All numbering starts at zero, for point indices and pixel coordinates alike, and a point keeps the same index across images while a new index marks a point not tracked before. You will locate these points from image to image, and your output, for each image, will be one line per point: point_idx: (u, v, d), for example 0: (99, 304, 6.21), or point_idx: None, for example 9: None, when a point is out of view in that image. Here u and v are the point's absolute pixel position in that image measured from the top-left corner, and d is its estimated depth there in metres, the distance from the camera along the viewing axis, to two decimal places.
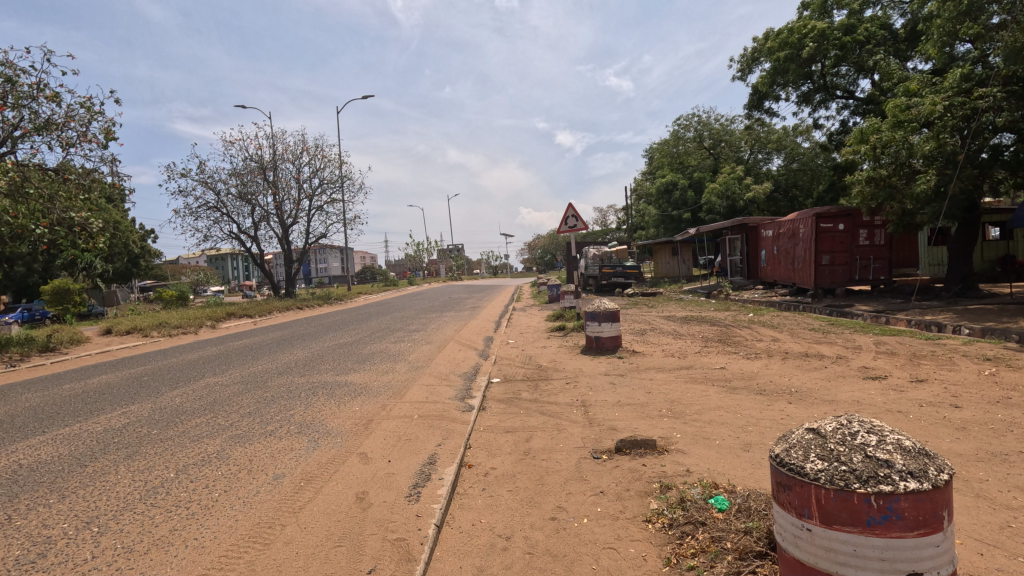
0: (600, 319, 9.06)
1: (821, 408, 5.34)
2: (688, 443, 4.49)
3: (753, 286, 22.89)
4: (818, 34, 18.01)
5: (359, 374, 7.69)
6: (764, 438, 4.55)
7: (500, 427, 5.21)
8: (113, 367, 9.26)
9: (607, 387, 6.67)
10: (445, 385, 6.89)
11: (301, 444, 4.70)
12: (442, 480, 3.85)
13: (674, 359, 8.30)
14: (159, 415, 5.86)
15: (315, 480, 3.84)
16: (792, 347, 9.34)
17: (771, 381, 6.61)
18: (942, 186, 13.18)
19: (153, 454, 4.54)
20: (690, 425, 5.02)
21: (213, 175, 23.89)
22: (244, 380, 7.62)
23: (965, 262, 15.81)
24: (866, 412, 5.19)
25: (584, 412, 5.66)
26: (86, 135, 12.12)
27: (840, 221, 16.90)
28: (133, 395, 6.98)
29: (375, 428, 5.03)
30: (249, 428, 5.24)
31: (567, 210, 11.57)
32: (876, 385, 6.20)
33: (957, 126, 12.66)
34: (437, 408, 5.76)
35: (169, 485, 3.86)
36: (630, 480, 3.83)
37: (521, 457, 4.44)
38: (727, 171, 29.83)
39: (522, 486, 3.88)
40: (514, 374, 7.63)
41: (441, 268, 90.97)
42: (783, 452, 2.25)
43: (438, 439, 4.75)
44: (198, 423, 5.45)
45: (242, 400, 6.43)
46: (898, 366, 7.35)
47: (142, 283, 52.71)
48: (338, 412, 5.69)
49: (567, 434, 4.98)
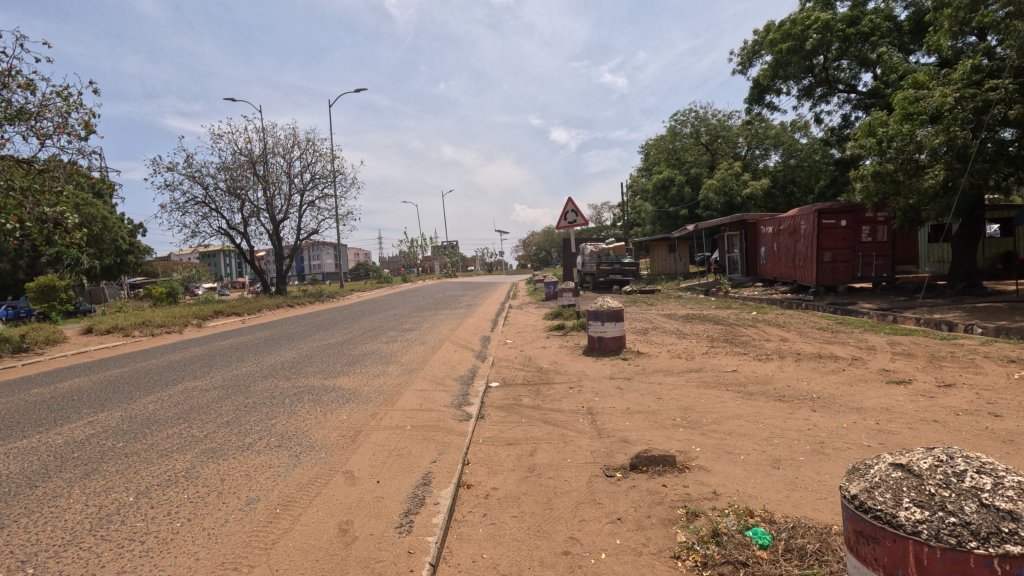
0: (603, 319, 8.61)
1: (850, 417, 4.91)
2: (710, 459, 4.06)
3: (753, 284, 22.48)
4: (821, 25, 17.60)
5: (348, 378, 7.19)
6: (793, 452, 4.12)
7: (500, 439, 4.75)
8: (88, 370, 8.75)
9: (614, 392, 6.22)
10: (440, 391, 6.42)
11: (282, 460, 4.23)
12: (438, 505, 3.38)
13: (682, 361, 7.87)
14: (128, 425, 5.36)
15: (293, 505, 3.38)
16: (804, 347, 8.93)
17: (789, 386, 6.17)
18: (950, 181, 12.81)
19: (113, 473, 4.06)
20: (709, 436, 4.59)
21: (201, 168, 23.20)
22: (226, 385, 7.11)
23: (969, 258, 15.49)
24: (900, 421, 4.75)
25: (592, 420, 5.21)
26: (64, 126, 11.50)
27: (843, 217, 16.51)
28: (105, 400, 6.49)
29: (363, 442, 4.56)
30: (224, 441, 4.76)
31: (565, 205, 11.13)
32: (903, 391, 5.80)
33: (966, 119, 12.20)
34: (432, 417, 5.29)
35: (126, 511, 3.39)
36: (651, 504, 3.39)
37: (525, 475, 3.98)
38: (725, 166, 29.42)
39: (529, 511, 3.42)
40: (513, 378, 7.18)
41: (435, 265, 90.26)
42: (869, 491, 1.80)
43: (432, 454, 4.28)
44: (169, 436, 4.96)
45: (220, 408, 5.93)
46: (920, 368, 6.94)
47: (130, 280, 51.65)
48: (323, 422, 5.21)
49: (575, 446, 4.55)
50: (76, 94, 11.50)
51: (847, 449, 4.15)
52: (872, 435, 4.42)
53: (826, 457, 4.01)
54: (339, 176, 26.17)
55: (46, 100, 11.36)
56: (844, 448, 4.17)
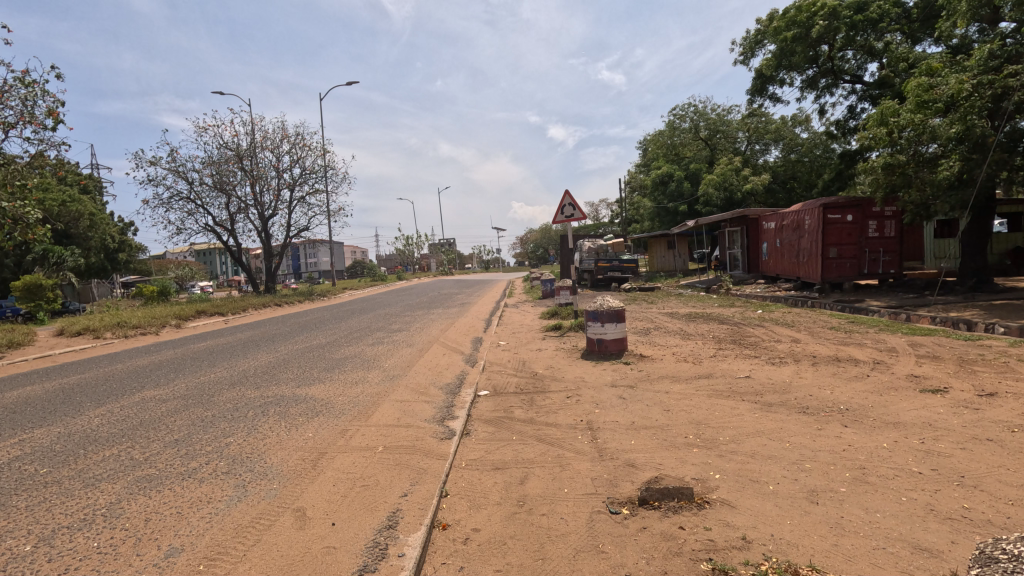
0: (603, 319, 7.97)
1: (888, 434, 4.25)
2: (732, 490, 3.42)
3: (755, 281, 21.80)
4: (827, 12, 16.93)
5: (322, 388, 6.49)
6: (831, 481, 3.46)
7: (486, 463, 4.09)
8: (46, 376, 8.04)
9: (617, 403, 5.54)
10: (422, 402, 5.74)
11: (225, 492, 3.55)
12: (404, 559, 2.72)
13: (690, 366, 7.20)
14: (61, 446, 4.68)
15: (221, 560, 2.72)
16: (819, 349, 8.29)
17: (811, 396, 5.51)
18: (966, 173, 12.12)
19: (18, 512, 3.38)
20: (728, 459, 3.94)
21: (185, 163, 22.33)
22: (187, 395, 6.43)
23: (979, 254, 14.83)
24: (947, 439, 4.11)
25: (591, 438, 4.55)
26: (26, 115, 10.75)
27: (849, 212, 15.90)
28: (49, 413, 5.80)
29: (325, 468, 3.90)
30: (165, 466, 4.10)
31: (562, 198, 10.45)
32: (941, 402, 5.14)
33: (984, 107, 11.49)
34: (409, 436, 4.62)
35: (14, 568, 2.72)
36: (667, 556, 2.75)
37: (513, 512, 3.32)
38: (725, 161, 28.72)
39: (516, 563, 2.76)
40: (505, 386, 6.48)
41: (431, 261, 88.97)
42: None
43: (404, 485, 3.61)
44: (104, 459, 4.29)
45: (171, 424, 5.23)
46: (952, 373, 6.31)
47: (123, 280, 50.61)
48: (284, 442, 4.54)
49: (573, 470, 3.91)
50: (40, 81, 10.72)
51: (895, 477, 3.49)
52: (920, 459, 3.76)
53: (871, 488, 3.35)
54: (329, 171, 25.40)
55: (9, 86, 10.63)
56: (891, 475, 3.51)
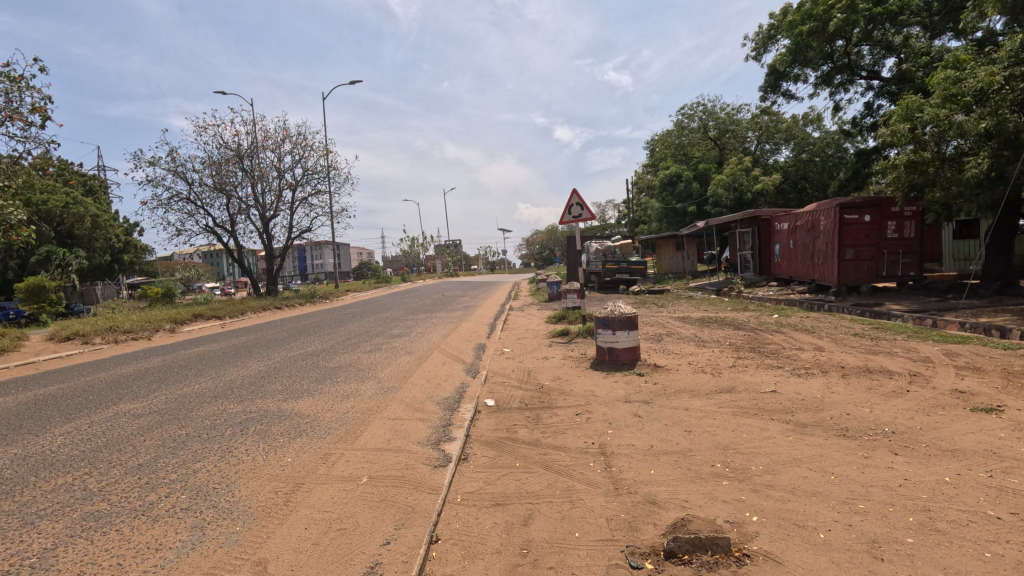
0: (614, 327, 7.42)
1: (947, 465, 3.69)
2: (777, 538, 2.88)
3: (767, 283, 21.17)
4: (845, 4, 16.07)
5: (310, 402, 5.97)
6: (893, 529, 2.90)
7: (485, 497, 3.56)
8: (24, 386, 7.58)
9: (632, 423, 4.99)
10: (416, 421, 5.22)
11: (178, 537, 3.04)
12: None
13: (709, 379, 6.63)
14: (12, 472, 4.18)
15: None
16: (847, 359, 7.71)
17: (848, 415, 4.93)
18: (995, 171, 11.41)
19: None
20: (765, 496, 3.39)
21: (184, 164, 21.91)
22: (164, 409, 5.92)
23: (1004, 255, 14.11)
24: (1019, 471, 3.55)
25: (605, 466, 4.01)
26: (12, 112, 10.34)
27: (867, 212, 15.22)
28: (12, 430, 5.32)
29: (298, 505, 3.39)
30: (119, 500, 3.59)
31: (570, 198, 9.92)
32: (998, 423, 4.56)
33: (1017, 101, 10.76)
34: (400, 463, 4.10)
35: None
36: None
37: (515, 564, 2.80)
38: (735, 161, 28.00)
39: None
40: (509, 400, 5.96)
41: (438, 264, 87.96)
42: None
43: (387, 529, 3.09)
44: (53, 490, 3.78)
45: (140, 446, 4.72)
46: (1002, 389, 5.71)
47: (128, 283, 50.48)
48: (259, 468, 4.03)
49: (585, 508, 3.37)
50: (26, 77, 10.28)
51: (969, 524, 2.92)
52: (994, 499, 3.19)
53: (944, 540, 2.78)
54: (331, 172, 24.99)
55: None
56: (964, 522, 2.94)
